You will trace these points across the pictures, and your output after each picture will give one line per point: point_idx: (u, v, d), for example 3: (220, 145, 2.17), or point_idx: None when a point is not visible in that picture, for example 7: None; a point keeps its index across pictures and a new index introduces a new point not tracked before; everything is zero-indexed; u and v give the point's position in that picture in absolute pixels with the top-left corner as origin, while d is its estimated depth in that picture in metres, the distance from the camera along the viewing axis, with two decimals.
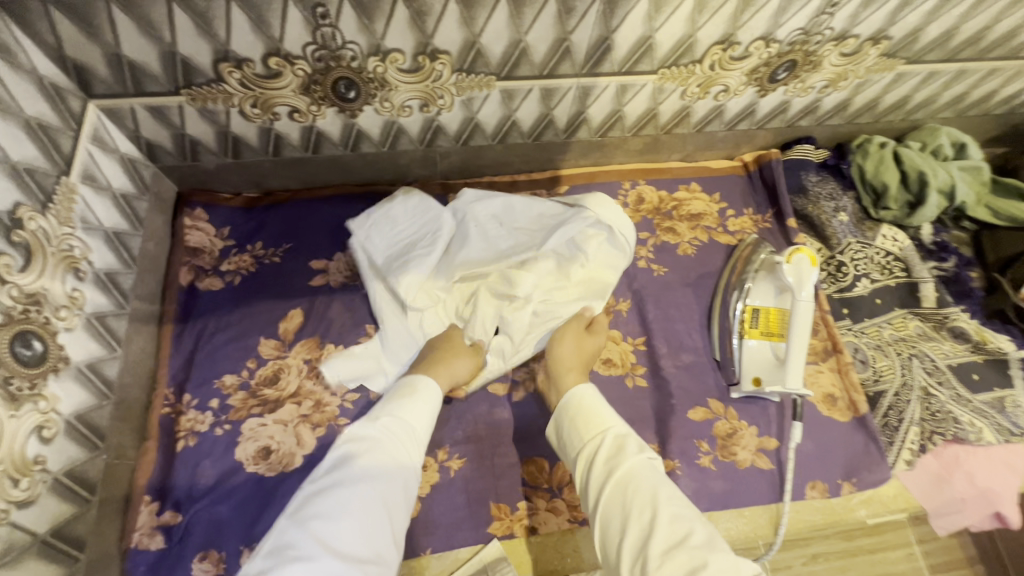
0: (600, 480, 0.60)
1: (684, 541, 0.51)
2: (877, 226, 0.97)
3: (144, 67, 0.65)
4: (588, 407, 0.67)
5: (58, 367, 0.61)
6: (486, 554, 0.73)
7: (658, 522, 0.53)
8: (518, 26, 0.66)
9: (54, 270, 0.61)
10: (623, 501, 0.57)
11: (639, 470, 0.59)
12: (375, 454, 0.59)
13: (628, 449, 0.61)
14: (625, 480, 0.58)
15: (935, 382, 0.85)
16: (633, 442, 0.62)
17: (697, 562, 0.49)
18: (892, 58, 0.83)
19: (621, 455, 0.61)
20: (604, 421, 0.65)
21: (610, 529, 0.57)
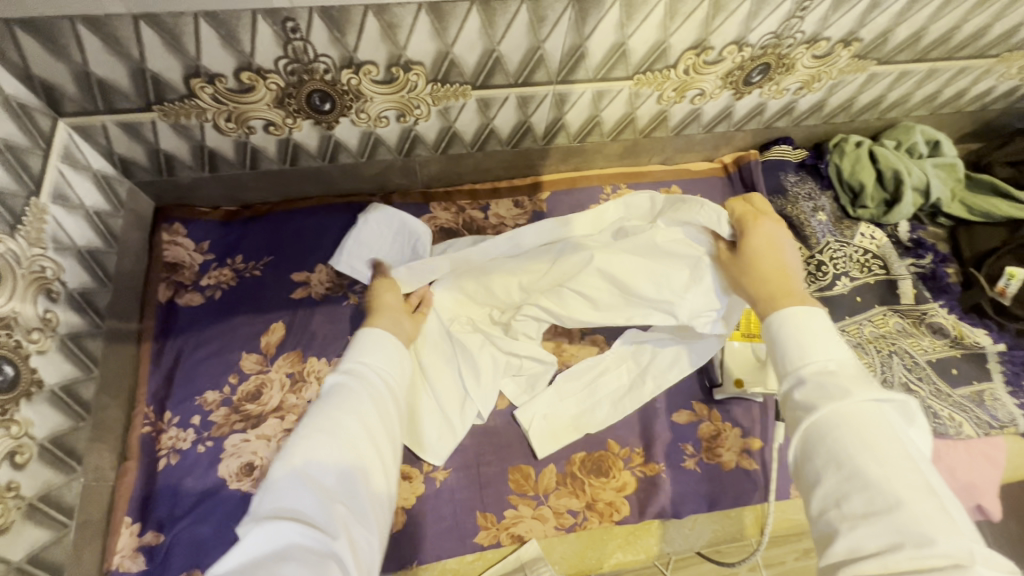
0: (795, 417, 0.46)
1: (897, 514, 0.37)
2: (855, 224, 0.98)
3: (113, 84, 0.64)
4: (795, 329, 0.50)
5: (30, 391, 0.60)
6: (523, 552, 0.74)
7: (856, 479, 0.40)
8: (491, 36, 0.66)
9: (24, 293, 0.60)
10: (819, 445, 0.43)
11: (860, 417, 0.42)
12: (349, 393, 0.52)
13: (847, 388, 0.44)
14: (839, 420, 0.42)
15: (915, 378, 0.86)
16: (846, 378, 0.45)
17: (911, 539, 0.36)
18: (864, 59, 0.84)
19: (840, 393, 0.44)
20: (812, 350, 0.48)
21: (806, 472, 0.44)
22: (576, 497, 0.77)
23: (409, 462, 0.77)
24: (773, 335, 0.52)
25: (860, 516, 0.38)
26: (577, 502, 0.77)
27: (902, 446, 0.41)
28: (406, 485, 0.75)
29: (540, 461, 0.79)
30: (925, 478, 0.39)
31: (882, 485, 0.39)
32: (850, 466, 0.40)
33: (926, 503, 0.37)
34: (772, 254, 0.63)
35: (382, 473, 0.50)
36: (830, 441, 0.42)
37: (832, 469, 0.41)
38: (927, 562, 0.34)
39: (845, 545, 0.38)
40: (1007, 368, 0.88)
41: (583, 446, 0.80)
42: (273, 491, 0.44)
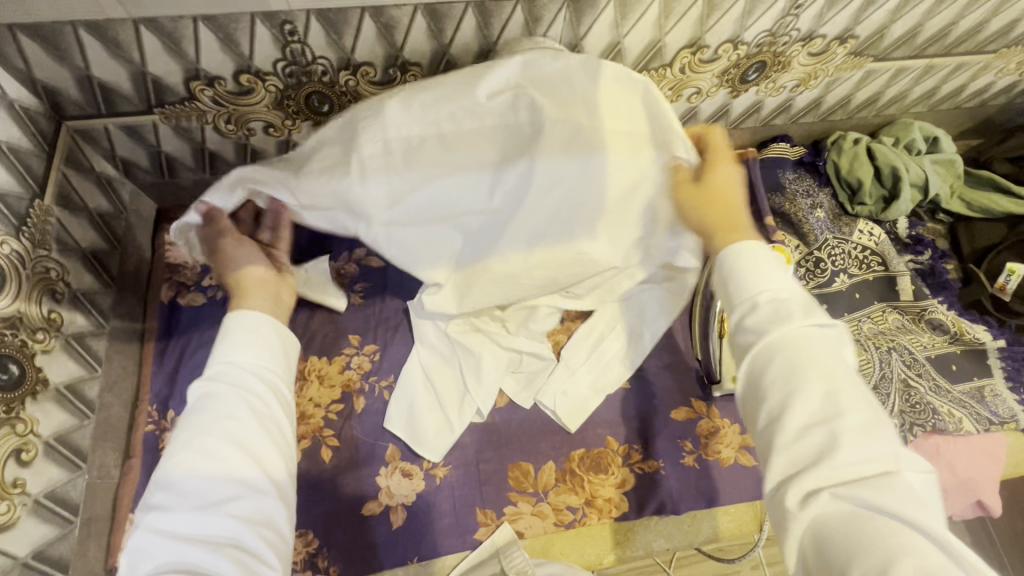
0: (744, 341, 0.46)
1: (835, 423, 0.40)
2: (853, 221, 0.98)
3: (115, 87, 0.65)
4: (747, 261, 0.48)
5: (36, 390, 0.61)
6: (500, 537, 0.74)
7: (802, 395, 0.41)
8: (487, 37, 0.67)
9: (30, 293, 0.61)
10: (764, 370, 0.44)
11: (805, 341, 0.43)
12: (214, 407, 0.47)
13: (792, 314, 0.45)
14: (785, 345, 0.43)
15: (914, 374, 0.86)
16: (796, 304, 0.45)
17: (846, 449, 0.39)
18: (861, 56, 0.84)
19: (786, 319, 0.44)
20: (763, 280, 0.47)
21: (749, 396, 0.45)
22: (575, 494, 0.78)
23: (409, 459, 0.77)
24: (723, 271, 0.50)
25: (802, 426, 0.41)
26: (575, 498, 0.77)
27: (838, 363, 0.43)
28: (406, 482, 0.76)
29: (540, 457, 0.79)
30: (861, 391, 0.42)
31: (823, 397, 0.41)
32: (791, 389, 0.42)
33: (858, 415, 0.40)
34: (727, 188, 0.59)
35: (271, 478, 0.46)
36: (777, 358, 0.43)
37: (776, 385, 0.43)
38: (858, 470, 0.39)
39: (785, 458, 0.41)
40: (1007, 364, 0.88)
41: (582, 443, 0.80)
42: (143, 547, 0.41)
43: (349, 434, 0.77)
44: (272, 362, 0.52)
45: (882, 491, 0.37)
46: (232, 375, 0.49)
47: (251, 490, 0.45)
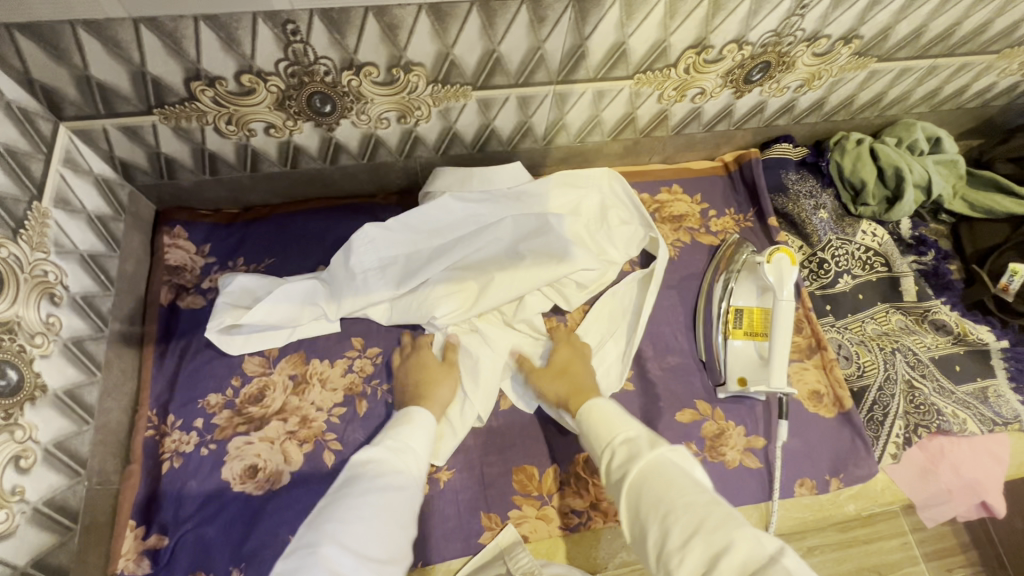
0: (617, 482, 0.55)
1: (699, 530, 0.45)
2: (856, 222, 0.97)
3: (114, 88, 0.64)
4: (598, 416, 0.62)
5: (34, 395, 0.60)
6: (503, 539, 0.74)
7: (669, 514, 0.47)
8: (491, 37, 0.66)
9: (28, 297, 0.60)
10: (639, 500, 0.51)
11: (660, 464, 0.52)
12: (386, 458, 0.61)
13: (642, 447, 0.55)
14: (643, 473, 0.52)
15: (918, 375, 0.86)
16: (646, 442, 0.55)
17: (721, 548, 0.43)
18: (865, 56, 0.83)
19: (639, 452, 0.54)
20: (619, 425, 0.59)
21: (639, 534, 0.50)
22: (580, 497, 0.77)
23: None
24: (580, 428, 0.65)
25: (678, 543, 0.45)
26: (580, 502, 0.77)
27: (686, 475, 0.50)
28: None
29: (544, 460, 0.79)
30: (714, 499, 0.48)
31: (685, 510, 0.47)
32: (666, 501, 0.48)
33: (723, 515, 0.45)
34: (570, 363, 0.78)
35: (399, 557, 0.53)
36: (641, 491, 0.51)
37: (649, 512, 0.49)
38: (733, 565, 0.42)
39: (679, 572, 0.44)
40: (1011, 364, 0.88)
41: (587, 446, 0.80)
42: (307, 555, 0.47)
43: (352, 438, 0.75)
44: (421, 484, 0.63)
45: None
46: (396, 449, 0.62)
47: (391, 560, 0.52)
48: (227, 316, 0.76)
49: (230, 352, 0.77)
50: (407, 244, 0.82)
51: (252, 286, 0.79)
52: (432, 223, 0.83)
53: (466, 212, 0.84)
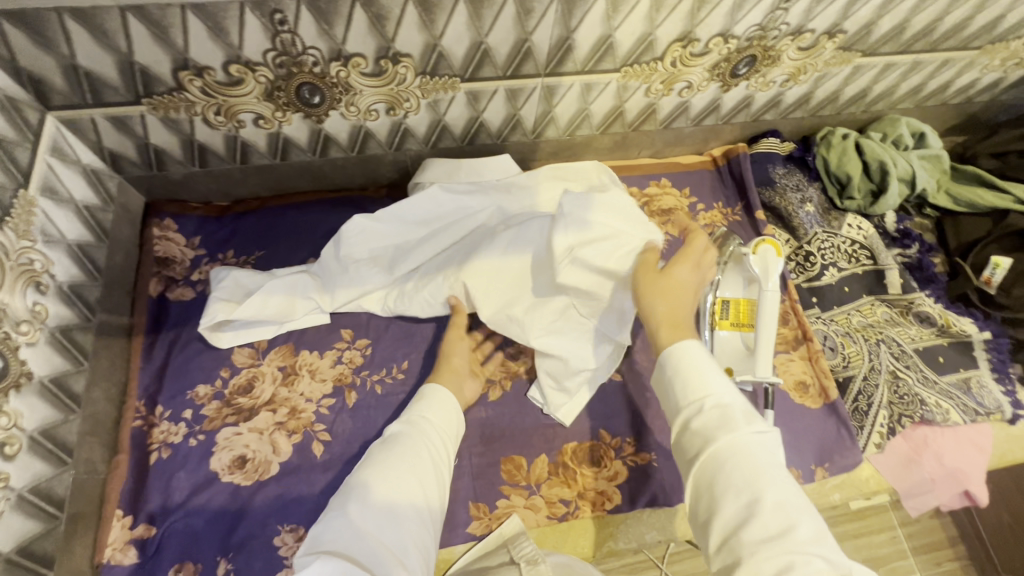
0: (693, 447, 0.50)
1: (788, 535, 0.42)
2: (842, 215, 0.99)
3: (102, 77, 0.64)
4: (687, 365, 0.54)
5: (19, 383, 0.60)
6: (505, 529, 0.74)
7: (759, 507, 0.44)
8: (478, 28, 0.67)
9: (13, 285, 0.60)
10: (713, 475, 0.48)
11: (746, 452, 0.47)
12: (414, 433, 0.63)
13: (736, 421, 0.50)
14: (727, 455, 0.48)
15: (903, 365, 0.87)
16: (739, 412, 0.50)
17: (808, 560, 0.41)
18: (849, 51, 0.85)
19: (730, 425, 0.49)
20: (709, 383, 0.52)
21: (703, 505, 0.49)
22: (568, 486, 0.78)
23: None
24: (666, 368, 0.56)
25: (759, 541, 0.43)
26: (568, 491, 0.77)
27: (771, 468, 0.47)
28: None
29: (533, 450, 0.79)
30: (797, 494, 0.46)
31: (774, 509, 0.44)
32: (747, 495, 0.45)
33: (807, 524, 0.43)
34: (685, 287, 0.65)
35: (427, 517, 0.57)
36: (728, 468, 0.47)
37: (732, 497, 0.46)
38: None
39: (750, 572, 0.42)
40: (993, 355, 0.89)
41: (575, 436, 0.81)
42: (335, 524, 0.52)
43: (341, 429, 0.75)
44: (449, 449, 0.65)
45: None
46: (418, 421, 0.65)
47: (418, 522, 0.55)
48: (220, 312, 0.76)
49: (221, 345, 0.78)
50: (396, 235, 0.83)
51: (241, 280, 0.79)
52: (422, 216, 0.83)
53: (455, 204, 0.84)
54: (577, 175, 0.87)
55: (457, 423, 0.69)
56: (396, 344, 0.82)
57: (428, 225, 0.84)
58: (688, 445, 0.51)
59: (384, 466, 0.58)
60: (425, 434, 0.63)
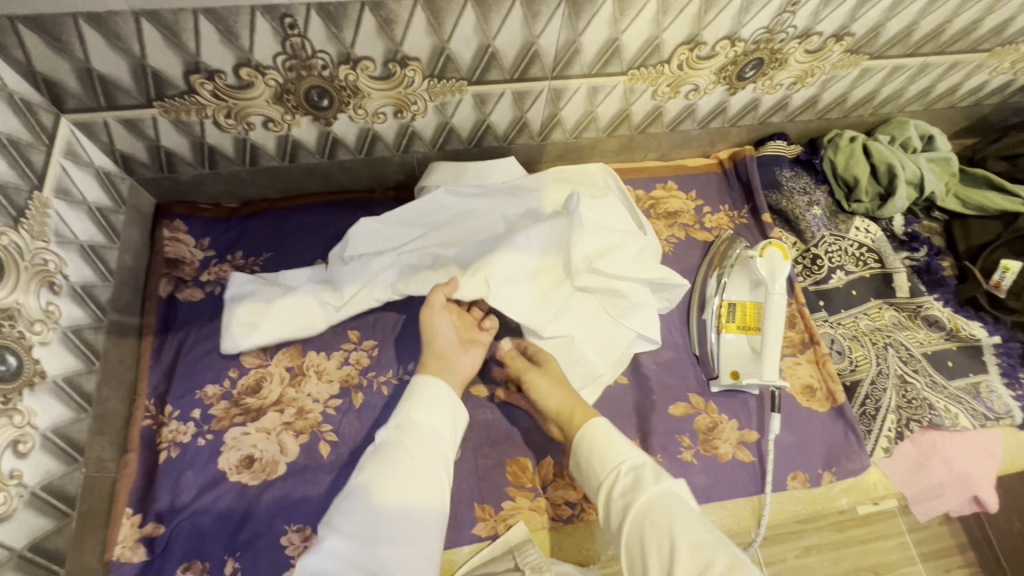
0: (618, 515, 0.58)
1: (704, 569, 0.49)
2: (850, 218, 0.98)
3: (116, 81, 0.65)
4: (600, 441, 0.64)
5: (33, 381, 0.60)
6: (510, 536, 0.74)
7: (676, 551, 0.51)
8: (486, 32, 0.67)
9: (28, 284, 0.60)
10: (635, 533, 0.55)
11: (659, 503, 0.55)
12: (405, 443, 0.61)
13: (646, 481, 0.58)
14: (643, 511, 0.56)
15: (911, 369, 0.86)
16: (649, 471, 0.59)
17: None
18: (857, 54, 0.84)
19: (645, 484, 0.58)
20: (623, 451, 0.62)
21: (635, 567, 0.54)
22: (574, 489, 0.78)
23: None
24: (581, 452, 0.66)
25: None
26: (574, 493, 0.77)
27: (682, 510, 0.55)
28: None
29: (539, 452, 0.80)
30: (714, 536, 0.52)
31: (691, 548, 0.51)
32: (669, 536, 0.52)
33: (722, 560, 0.49)
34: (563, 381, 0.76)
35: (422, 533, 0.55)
36: (647, 523, 0.54)
37: (656, 548, 0.53)
38: None
39: None
40: (1003, 360, 0.88)
41: None
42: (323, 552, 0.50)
43: (347, 429, 0.76)
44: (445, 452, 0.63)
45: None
46: (411, 427, 0.63)
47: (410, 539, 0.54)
48: (235, 318, 0.78)
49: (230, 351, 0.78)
50: (402, 235, 0.83)
51: (255, 288, 0.80)
52: (425, 217, 0.83)
53: (459, 205, 0.84)
54: (581, 176, 0.89)
55: (452, 420, 0.66)
56: (404, 346, 0.82)
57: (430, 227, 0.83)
58: (614, 518, 0.59)
59: (378, 480, 0.57)
60: (419, 439, 0.61)
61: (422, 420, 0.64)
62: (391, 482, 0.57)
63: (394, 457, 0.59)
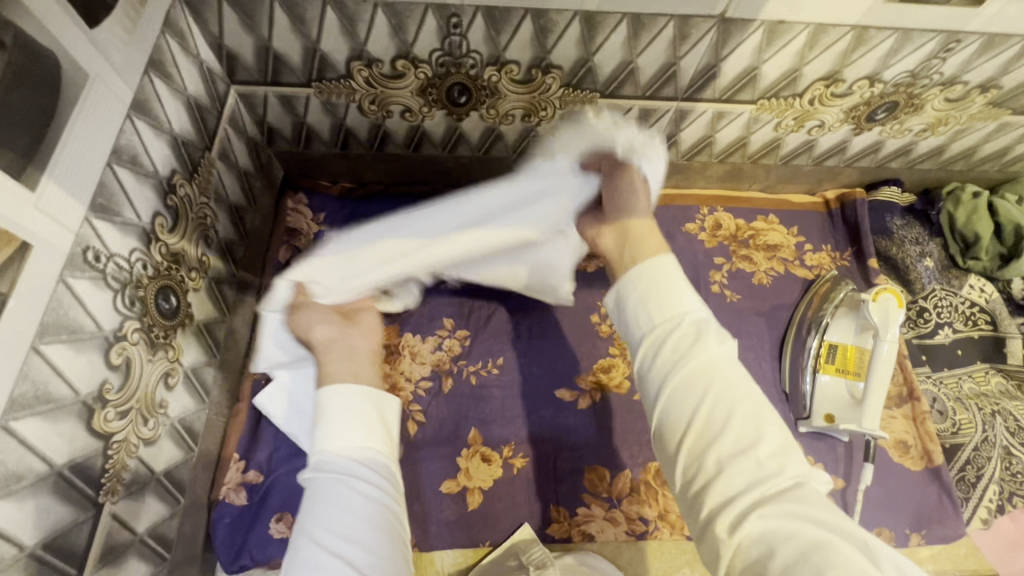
0: (663, 366, 0.48)
1: (753, 450, 0.43)
2: (964, 275, 0.94)
3: (286, 59, 0.71)
4: (660, 280, 0.52)
5: (185, 322, 0.64)
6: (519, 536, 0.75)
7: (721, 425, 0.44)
8: (632, 48, 0.69)
9: (191, 235, 0.65)
10: (673, 400, 0.47)
11: (710, 369, 0.47)
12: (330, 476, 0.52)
13: (708, 338, 0.49)
14: (698, 368, 0.47)
15: (1019, 442, 0.81)
16: (712, 329, 0.50)
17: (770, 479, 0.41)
18: (999, 107, 0.82)
19: (703, 345, 0.48)
20: (681, 300, 0.51)
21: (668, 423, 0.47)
22: (650, 506, 0.78)
23: (490, 445, 0.80)
24: (630, 291, 0.53)
25: (728, 457, 0.43)
26: (650, 510, 0.77)
27: (728, 381, 0.46)
28: (485, 467, 0.79)
29: (616, 464, 0.80)
30: (774, 433, 0.44)
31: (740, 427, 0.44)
32: (712, 418, 0.45)
33: (770, 438, 0.43)
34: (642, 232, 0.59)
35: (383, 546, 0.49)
36: (695, 388, 0.47)
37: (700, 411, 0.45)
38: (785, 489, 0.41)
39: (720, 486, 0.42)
40: None
41: None
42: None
43: (435, 413, 0.82)
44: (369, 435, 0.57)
45: (787, 501, 0.40)
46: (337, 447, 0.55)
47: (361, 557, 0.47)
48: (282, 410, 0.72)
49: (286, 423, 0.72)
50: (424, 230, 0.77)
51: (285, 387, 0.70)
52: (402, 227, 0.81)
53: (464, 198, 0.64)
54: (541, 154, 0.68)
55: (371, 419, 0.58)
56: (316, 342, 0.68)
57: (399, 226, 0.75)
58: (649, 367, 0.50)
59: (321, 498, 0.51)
60: (358, 461, 0.54)
61: (340, 445, 0.55)
62: (343, 512, 0.49)
63: (333, 491, 0.51)
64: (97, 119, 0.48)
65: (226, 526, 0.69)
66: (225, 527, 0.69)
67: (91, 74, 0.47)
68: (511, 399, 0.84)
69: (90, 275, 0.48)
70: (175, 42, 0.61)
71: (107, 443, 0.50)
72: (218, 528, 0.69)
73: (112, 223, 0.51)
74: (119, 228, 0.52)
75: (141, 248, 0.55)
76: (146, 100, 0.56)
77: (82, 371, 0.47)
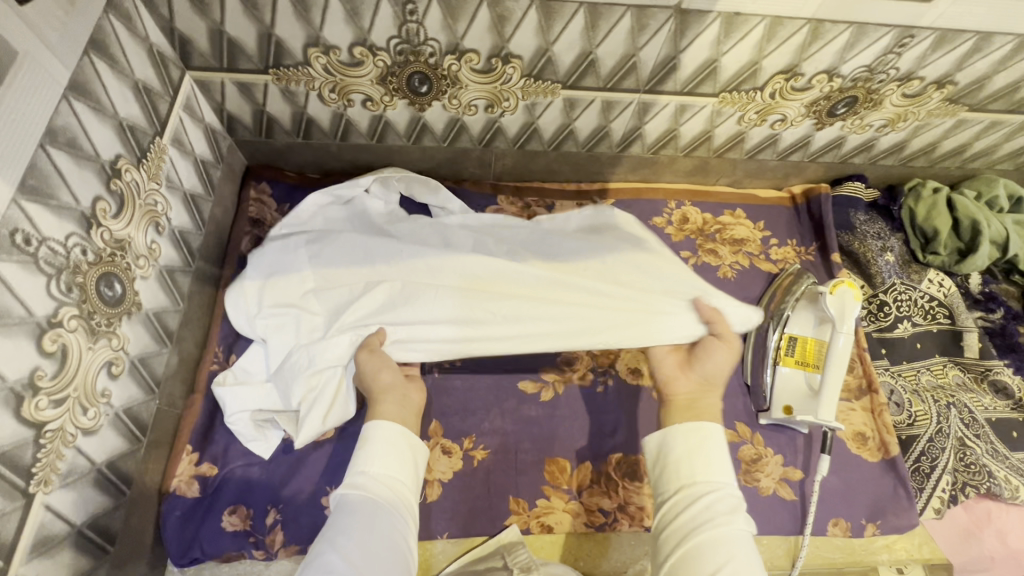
0: (676, 539, 0.55)
1: None
2: (923, 270, 0.95)
3: (241, 45, 0.70)
4: (693, 446, 0.59)
5: (132, 310, 0.62)
6: (506, 535, 0.75)
7: None
8: (591, 39, 0.69)
9: (139, 221, 0.63)
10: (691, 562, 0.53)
11: (728, 544, 0.52)
12: (364, 514, 0.53)
13: (736, 515, 0.55)
14: (717, 542, 0.52)
15: (972, 434, 0.83)
16: (733, 504, 0.56)
17: None
18: (956, 104, 0.83)
19: (723, 519, 0.54)
20: (714, 474, 0.57)
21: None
22: (608, 497, 0.78)
23: (450, 437, 0.80)
24: (672, 450, 0.60)
25: None
26: (609, 502, 0.78)
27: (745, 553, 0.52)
28: (445, 459, 0.79)
29: (577, 456, 0.80)
30: None
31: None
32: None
33: None
34: (716, 376, 0.67)
35: None
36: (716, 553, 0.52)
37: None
38: None
39: None
40: None
41: (622, 447, 0.81)
42: None
43: None
44: (404, 475, 0.59)
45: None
46: (370, 481, 0.57)
47: None
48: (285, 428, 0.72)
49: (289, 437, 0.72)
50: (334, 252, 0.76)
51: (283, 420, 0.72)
52: (374, 255, 0.76)
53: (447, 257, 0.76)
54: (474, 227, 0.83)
55: (411, 467, 0.60)
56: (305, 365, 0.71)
57: (338, 222, 0.82)
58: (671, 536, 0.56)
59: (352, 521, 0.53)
60: (389, 497, 0.56)
61: (381, 470, 0.57)
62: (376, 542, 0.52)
63: (369, 513, 0.53)
64: (29, 100, 0.47)
65: (177, 519, 0.68)
66: (175, 520, 0.68)
67: (20, 53, 0.46)
68: (474, 391, 0.83)
69: (19, 258, 0.47)
70: (120, 23, 0.60)
71: (39, 432, 0.49)
72: (168, 521, 0.68)
73: (45, 206, 0.49)
74: (53, 212, 0.50)
75: (80, 233, 0.54)
76: (86, 81, 0.55)
77: (8, 356, 0.46)
